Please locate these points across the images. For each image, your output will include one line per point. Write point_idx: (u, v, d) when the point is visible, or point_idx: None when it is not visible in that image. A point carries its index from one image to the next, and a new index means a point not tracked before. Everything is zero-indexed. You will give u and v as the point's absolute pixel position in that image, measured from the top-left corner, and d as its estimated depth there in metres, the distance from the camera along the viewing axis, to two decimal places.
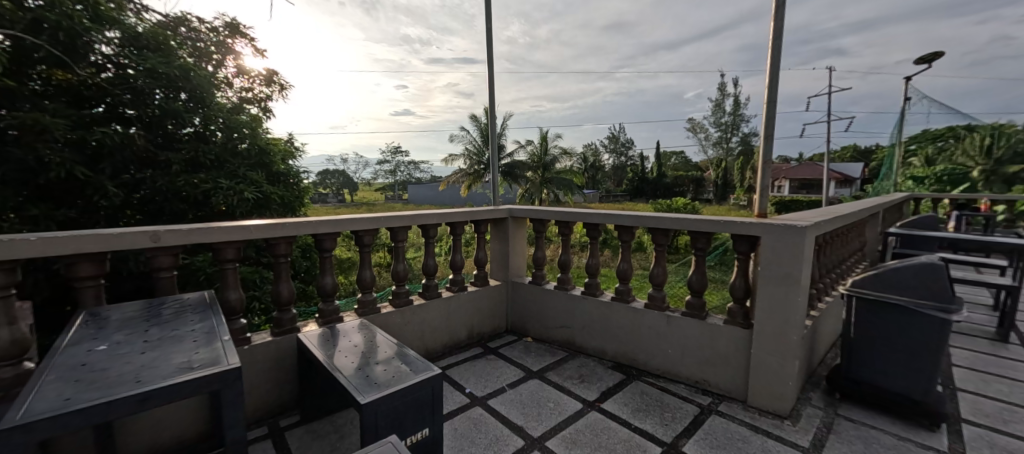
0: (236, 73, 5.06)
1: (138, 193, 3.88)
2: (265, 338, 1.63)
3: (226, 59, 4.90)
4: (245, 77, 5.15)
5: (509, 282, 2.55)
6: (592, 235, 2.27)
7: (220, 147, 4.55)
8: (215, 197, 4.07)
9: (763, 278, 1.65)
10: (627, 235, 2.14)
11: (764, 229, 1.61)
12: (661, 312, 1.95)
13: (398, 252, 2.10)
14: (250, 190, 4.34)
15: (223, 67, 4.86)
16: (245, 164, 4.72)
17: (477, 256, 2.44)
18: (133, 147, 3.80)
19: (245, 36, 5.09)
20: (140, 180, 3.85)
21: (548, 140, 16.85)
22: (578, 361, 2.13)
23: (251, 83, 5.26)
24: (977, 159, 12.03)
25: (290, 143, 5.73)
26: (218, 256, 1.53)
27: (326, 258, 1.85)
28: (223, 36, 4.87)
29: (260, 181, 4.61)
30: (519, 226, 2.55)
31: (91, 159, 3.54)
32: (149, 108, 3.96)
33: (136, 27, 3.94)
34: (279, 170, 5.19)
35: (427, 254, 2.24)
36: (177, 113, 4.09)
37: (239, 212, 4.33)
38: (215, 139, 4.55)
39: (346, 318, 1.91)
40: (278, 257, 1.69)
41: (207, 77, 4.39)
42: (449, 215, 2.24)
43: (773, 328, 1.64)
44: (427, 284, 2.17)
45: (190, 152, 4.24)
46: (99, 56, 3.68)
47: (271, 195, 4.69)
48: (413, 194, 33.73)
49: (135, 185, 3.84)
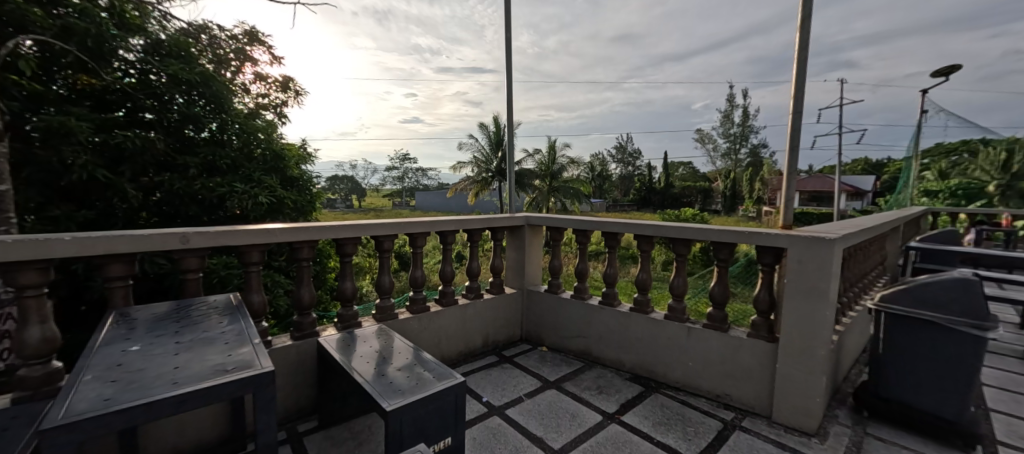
0: (253, 80, 5.15)
1: (152, 198, 3.97)
2: (285, 342, 1.62)
3: (244, 65, 5.02)
4: (261, 83, 5.26)
5: (524, 289, 2.53)
6: (610, 243, 2.24)
7: (236, 152, 4.65)
8: (229, 201, 4.17)
9: (788, 291, 1.62)
10: (646, 245, 2.10)
11: (790, 241, 1.59)
12: (681, 324, 1.92)
13: (415, 259, 2.09)
14: (264, 194, 4.45)
15: (240, 73, 4.97)
16: (260, 168, 4.80)
17: (494, 264, 2.43)
18: (153, 151, 3.87)
19: (263, 44, 5.17)
20: (157, 184, 3.94)
21: (556, 149, 16.97)
22: (595, 372, 2.10)
23: (267, 89, 5.34)
24: (994, 174, 11.86)
25: (303, 149, 5.78)
26: (242, 259, 1.54)
27: (346, 262, 1.85)
28: (242, 43, 4.97)
29: (274, 186, 4.69)
30: (535, 234, 2.53)
31: (113, 161, 3.63)
32: (169, 113, 4.06)
33: (159, 35, 4.07)
34: (292, 175, 5.27)
35: (444, 260, 2.23)
36: (196, 118, 4.20)
37: (254, 215, 4.46)
38: (232, 144, 4.65)
39: (365, 323, 1.89)
40: (300, 261, 1.69)
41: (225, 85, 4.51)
42: (464, 221, 2.22)
43: (800, 341, 1.60)
44: (444, 290, 2.16)
45: (207, 156, 4.30)
46: (121, 62, 3.79)
47: (284, 199, 4.80)
48: (422, 200, 34.19)
49: (152, 190, 3.94)
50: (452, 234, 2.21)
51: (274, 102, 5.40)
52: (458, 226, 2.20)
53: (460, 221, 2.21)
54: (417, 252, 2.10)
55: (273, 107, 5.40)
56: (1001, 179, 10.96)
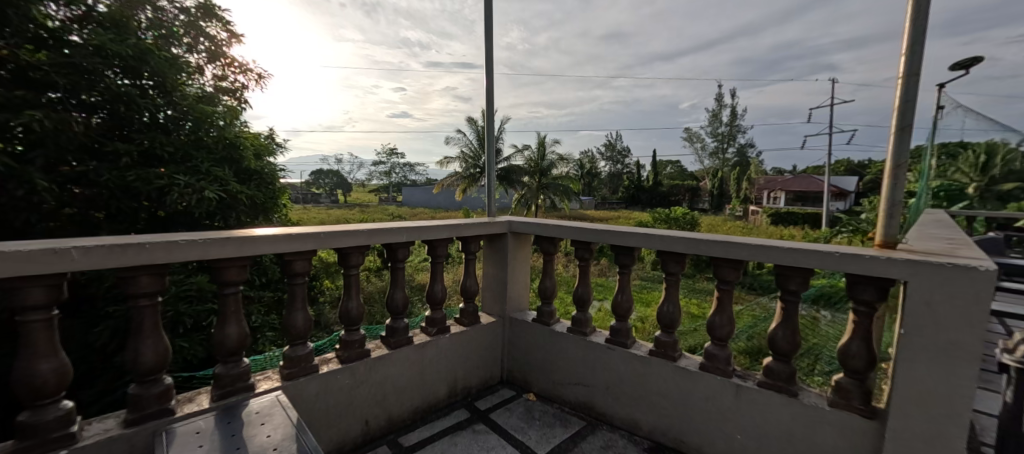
0: (207, 59, 4.44)
1: (76, 191, 3.24)
2: (105, 428, 1.02)
3: (197, 42, 4.31)
4: (217, 63, 4.54)
5: (506, 317, 1.93)
6: (622, 262, 1.62)
7: (184, 141, 3.95)
8: (169, 196, 3.48)
9: (907, 348, 1.05)
10: (675, 267, 1.49)
11: (913, 272, 1.02)
12: (726, 380, 1.35)
13: (347, 287, 1.46)
14: (212, 188, 3.75)
15: (194, 52, 4.30)
16: (210, 159, 4.08)
17: (465, 285, 1.83)
18: (72, 133, 3.12)
19: (220, 20, 4.48)
20: (83, 174, 3.25)
21: (545, 145, 16.42)
22: (602, 438, 1.53)
23: (224, 70, 4.65)
24: (973, 176, 11.98)
25: (269, 139, 5.17)
26: (12, 303, 0.91)
27: (226, 297, 1.22)
28: (195, 18, 4.25)
29: (224, 177, 4.01)
30: (521, 243, 1.92)
31: (21, 146, 2.98)
32: (96, 92, 3.27)
33: (97, 6, 3.39)
34: (249, 167, 4.55)
35: (393, 284, 1.61)
36: (131, 99, 3.46)
37: (199, 213, 3.74)
38: (181, 132, 3.94)
39: (265, 384, 1.27)
40: (134, 300, 1.07)
41: (168, 60, 3.76)
42: (422, 230, 1.59)
43: (923, 425, 1.04)
44: (393, 326, 1.56)
45: (147, 142, 3.63)
46: (39, 29, 3.03)
47: (238, 194, 4.11)
48: (409, 197, 33.44)
49: (73, 182, 3.24)
50: (405, 249, 1.58)
51: (235, 86, 4.75)
52: (414, 237, 1.57)
53: (415, 230, 1.58)
54: (351, 273, 1.47)
55: (235, 92, 4.74)
56: (983, 181, 11.00)
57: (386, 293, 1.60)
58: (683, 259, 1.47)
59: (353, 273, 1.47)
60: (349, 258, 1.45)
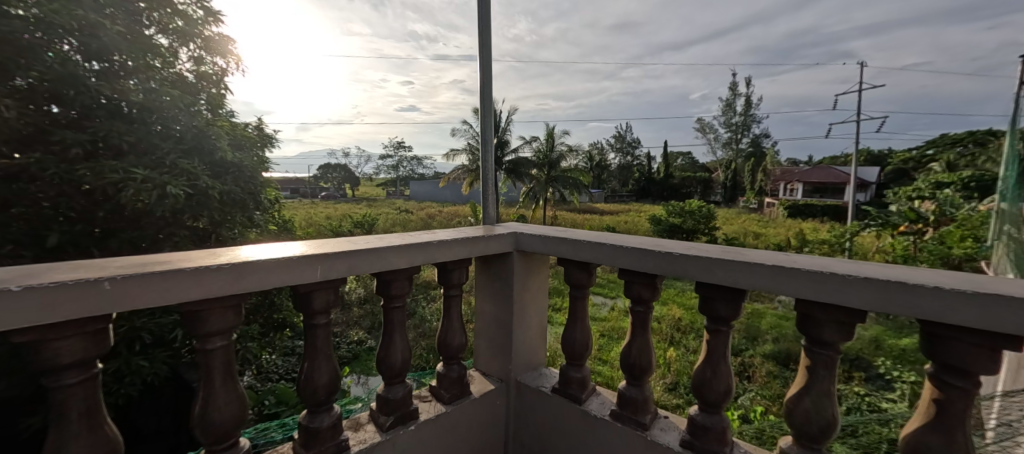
0: (178, 39, 3.43)
1: (25, 187, 2.65)
2: None
3: (170, 17, 3.34)
4: (192, 44, 3.52)
5: (511, 382, 1.24)
6: (716, 314, 0.89)
7: (150, 133, 3.05)
8: (123, 193, 2.72)
9: None
10: (835, 335, 0.76)
11: None
12: None
13: (206, 371, 0.82)
14: (177, 183, 2.92)
15: (165, 32, 3.35)
16: (179, 150, 3.16)
17: (446, 339, 1.16)
18: None
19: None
20: (26, 168, 2.62)
21: (555, 136, 15.61)
22: None
23: (202, 53, 3.64)
24: None
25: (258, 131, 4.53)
26: None
27: None
28: None
29: (196, 172, 3.13)
30: (530, 267, 1.22)
31: None
32: (33, 71, 2.50)
33: None
34: (226, 159, 3.49)
35: (312, 359, 0.89)
36: (79, 80, 2.66)
37: (163, 212, 2.96)
38: (154, 128, 3.10)
39: None
40: None
41: (122, 35, 2.94)
42: (355, 256, 0.88)
43: None
44: (314, 429, 0.89)
45: (101, 130, 2.80)
46: None
47: (211, 190, 3.22)
48: (414, 190, 32.79)
49: (22, 177, 2.65)
50: (327, 293, 0.87)
51: (216, 71, 3.75)
52: (342, 273, 0.87)
53: (343, 259, 0.86)
54: (211, 346, 0.81)
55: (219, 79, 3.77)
56: None
57: (296, 370, 0.90)
58: (855, 322, 0.73)
59: (220, 345, 0.82)
60: (200, 321, 0.78)
